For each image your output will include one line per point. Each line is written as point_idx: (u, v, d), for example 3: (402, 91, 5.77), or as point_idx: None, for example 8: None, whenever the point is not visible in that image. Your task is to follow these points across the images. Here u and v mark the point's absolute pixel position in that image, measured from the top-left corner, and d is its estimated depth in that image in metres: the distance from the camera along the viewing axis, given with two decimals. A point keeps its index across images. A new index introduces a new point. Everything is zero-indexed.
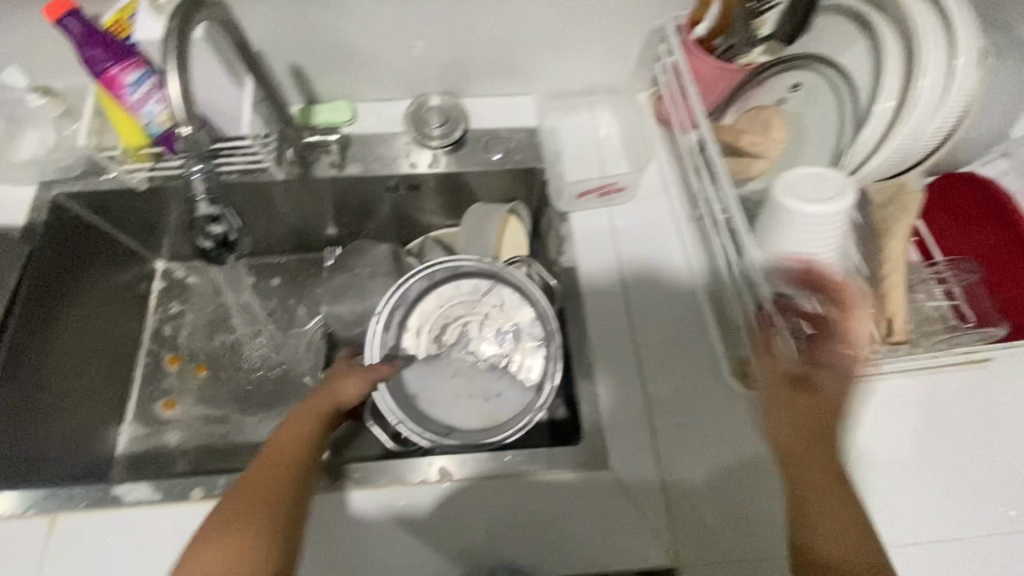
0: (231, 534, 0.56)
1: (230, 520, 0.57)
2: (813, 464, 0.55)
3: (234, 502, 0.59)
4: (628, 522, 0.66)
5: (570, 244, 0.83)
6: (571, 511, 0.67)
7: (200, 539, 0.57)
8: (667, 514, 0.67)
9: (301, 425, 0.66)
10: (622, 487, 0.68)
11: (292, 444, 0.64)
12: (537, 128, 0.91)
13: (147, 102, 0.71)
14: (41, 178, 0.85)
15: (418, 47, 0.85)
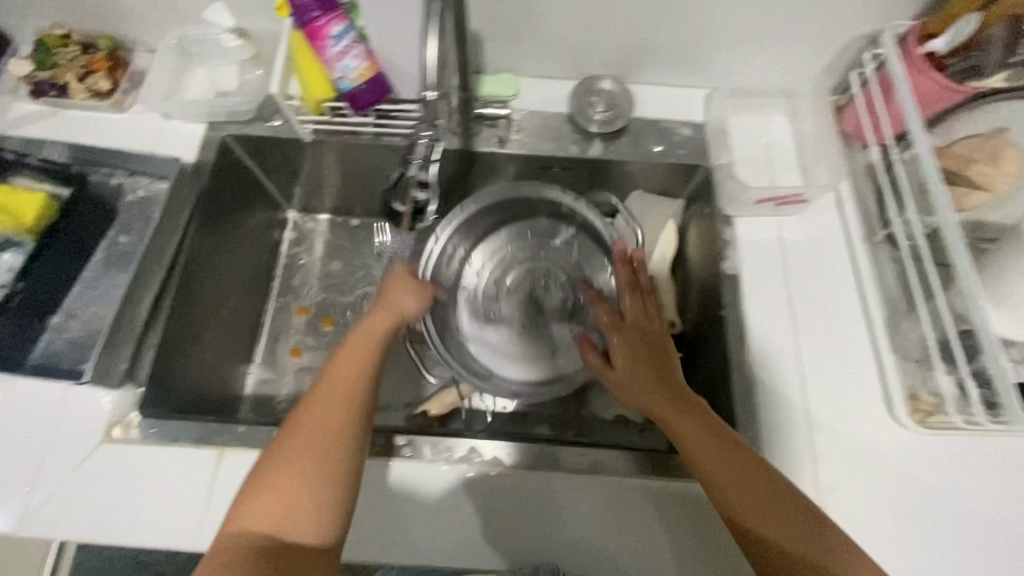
0: (299, 469, 0.55)
1: (297, 453, 0.55)
2: (684, 417, 0.61)
3: (297, 440, 0.56)
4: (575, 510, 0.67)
5: (734, 250, 0.80)
6: (570, 502, 0.67)
7: (274, 468, 0.55)
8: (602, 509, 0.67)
9: (353, 347, 0.64)
10: (573, 485, 0.68)
11: (350, 377, 0.61)
12: (703, 126, 0.87)
13: (346, 56, 0.70)
14: (210, 118, 0.85)
15: (601, 29, 0.81)
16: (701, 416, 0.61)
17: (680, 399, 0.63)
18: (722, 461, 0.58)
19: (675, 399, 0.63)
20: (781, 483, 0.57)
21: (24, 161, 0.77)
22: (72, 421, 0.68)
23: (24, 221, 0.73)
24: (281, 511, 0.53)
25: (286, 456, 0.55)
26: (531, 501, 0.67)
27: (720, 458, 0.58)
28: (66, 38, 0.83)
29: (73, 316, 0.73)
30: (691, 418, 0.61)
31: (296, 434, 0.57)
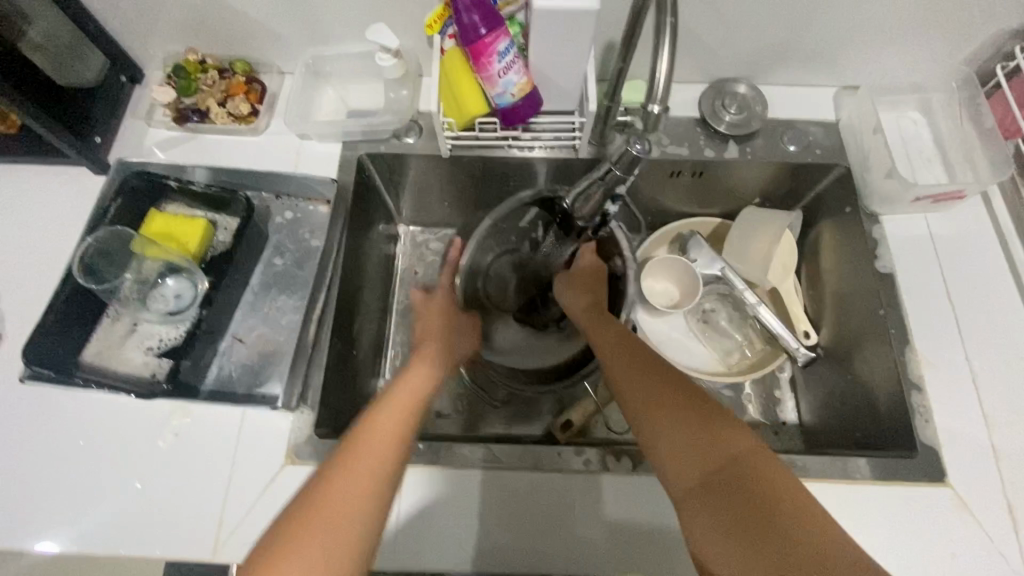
0: (325, 530, 0.49)
1: (335, 506, 0.50)
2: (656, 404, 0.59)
3: (331, 484, 0.52)
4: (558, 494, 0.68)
5: (886, 248, 0.80)
6: (562, 491, 0.68)
7: (303, 515, 0.50)
8: (578, 494, 0.68)
9: (409, 396, 0.63)
10: (576, 479, 0.68)
11: (393, 434, 0.57)
12: (837, 124, 0.87)
13: (509, 72, 0.70)
14: (343, 136, 0.84)
15: (742, 32, 0.80)
16: (673, 399, 0.59)
17: (646, 383, 0.62)
18: (673, 442, 0.56)
19: (651, 387, 0.61)
20: (781, 498, 0.49)
21: (181, 187, 0.75)
22: (255, 445, 0.68)
23: (188, 248, 0.73)
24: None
25: (316, 507, 0.50)
26: (536, 491, 0.68)
27: (680, 439, 0.56)
28: (202, 63, 0.84)
29: (241, 340, 0.74)
30: (650, 397, 0.60)
31: (337, 483, 0.52)
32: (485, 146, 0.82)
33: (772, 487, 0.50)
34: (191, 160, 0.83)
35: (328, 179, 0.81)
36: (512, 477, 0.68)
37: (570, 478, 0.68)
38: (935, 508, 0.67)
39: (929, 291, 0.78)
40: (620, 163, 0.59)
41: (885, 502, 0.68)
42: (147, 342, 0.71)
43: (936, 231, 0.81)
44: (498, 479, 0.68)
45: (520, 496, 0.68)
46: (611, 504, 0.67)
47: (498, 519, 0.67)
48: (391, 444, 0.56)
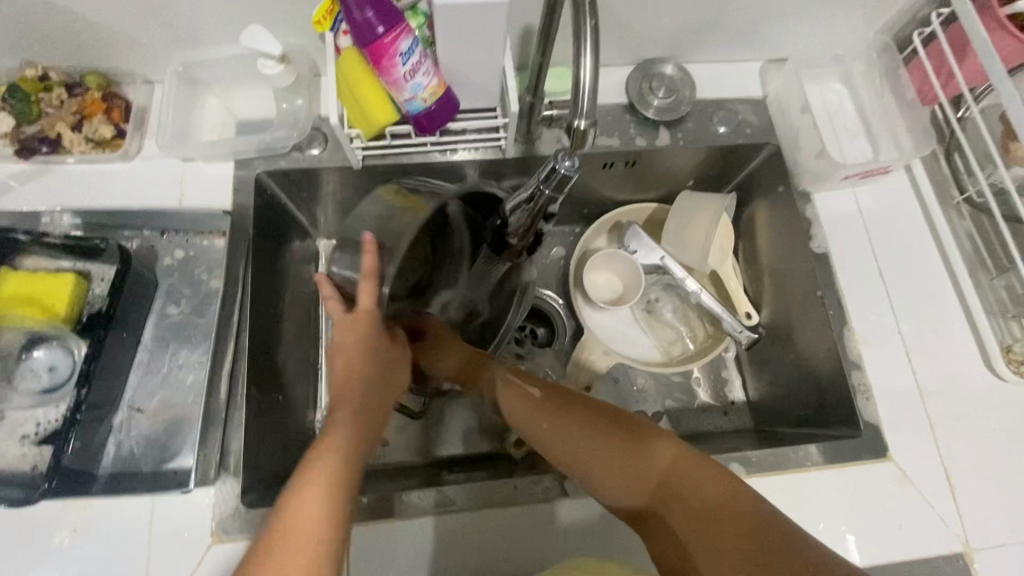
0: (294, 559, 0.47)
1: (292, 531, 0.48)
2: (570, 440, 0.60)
3: (292, 502, 0.50)
4: (507, 527, 0.64)
5: (819, 227, 0.80)
6: (515, 525, 0.65)
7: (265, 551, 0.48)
8: (528, 526, 0.65)
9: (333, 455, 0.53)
10: (527, 511, 0.65)
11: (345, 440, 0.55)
12: (765, 101, 0.85)
13: (416, 74, 0.62)
14: (235, 155, 0.73)
15: (666, 11, 0.75)
16: (576, 433, 0.60)
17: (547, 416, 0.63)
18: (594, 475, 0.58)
19: (559, 419, 0.62)
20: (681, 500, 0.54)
21: (34, 239, 0.63)
22: (172, 530, 0.59)
23: (56, 312, 0.61)
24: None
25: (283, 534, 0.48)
26: (487, 529, 0.64)
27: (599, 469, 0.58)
28: (43, 81, 0.70)
29: (140, 410, 0.64)
30: (569, 437, 0.60)
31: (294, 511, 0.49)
32: (400, 153, 0.74)
33: (705, 487, 0.54)
34: (50, 199, 0.69)
35: (220, 209, 0.71)
36: (460, 520, 0.64)
37: (524, 508, 0.65)
38: (880, 484, 0.69)
39: (861, 266, 0.79)
40: (549, 181, 0.53)
41: (835, 483, 0.69)
42: (21, 429, 0.60)
43: (862, 205, 0.82)
44: (445, 523, 0.64)
45: (471, 536, 0.64)
46: (565, 533, 0.65)
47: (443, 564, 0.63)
48: (342, 451, 0.54)
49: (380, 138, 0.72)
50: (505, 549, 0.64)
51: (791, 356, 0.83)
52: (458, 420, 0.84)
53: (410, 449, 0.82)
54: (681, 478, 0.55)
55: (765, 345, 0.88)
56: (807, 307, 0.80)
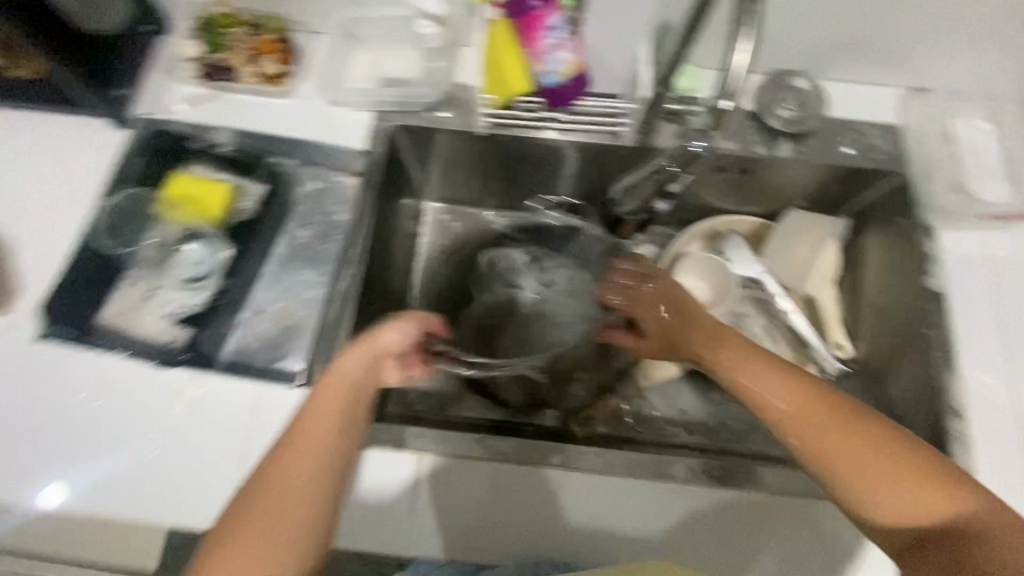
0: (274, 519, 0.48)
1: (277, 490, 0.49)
2: (893, 487, 0.50)
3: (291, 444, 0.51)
4: (559, 486, 0.67)
5: (940, 265, 0.76)
6: (568, 487, 0.66)
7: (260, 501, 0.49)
8: (580, 490, 0.67)
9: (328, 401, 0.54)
10: (581, 476, 0.67)
11: (336, 405, 0.54)
12: (899, 129, 0.82)
13: (558, 49, 0.68)
14: (376, 105, 0.80)
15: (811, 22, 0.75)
16: (876, 457, 0.50)
17: (842, 437, 0.52)
18: (887, 507, 0.50)
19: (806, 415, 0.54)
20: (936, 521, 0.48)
21: (204, 149, 0.74)
22: (271, 421, 0.66)
23: (211, 212, 0.72)
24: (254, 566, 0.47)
25: (273, 490, 0.49)
26: (540, 484, 0.67)
27: (892, 497, 0.50)
28: (232, 18, 0.80)
29: (262, 310, 0.71)
30: (869, 465, 0.50)
31: (280, 466, 0.50)
32: (524, 125, 0.78)
33: (1001, 548, 0.46)
34: (216, 119, 0.79)
35: (357, 149, 0.78)
36: (517, 470, 0.67)
37: (580, 472, 0.67)
38: None
39: (979, 311, 0.74)
40: (677, 157, 0.58)
41: None
42: (166, 308, 0.69)
43: (989, 250, 0.77)
44: (504, 470, 0.67)
45: (526, 487, 0.66)
46: (615, 504, 0.66)
47: (497, 506, 0.66)
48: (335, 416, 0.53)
49: (509, 109, 0.78)
50: (554, 507, 0.66)
51: (883, 394, 0.80)
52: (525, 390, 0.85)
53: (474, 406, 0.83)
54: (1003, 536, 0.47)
55: (854, 380, 0.84)
56: (911, 346, 0.76)
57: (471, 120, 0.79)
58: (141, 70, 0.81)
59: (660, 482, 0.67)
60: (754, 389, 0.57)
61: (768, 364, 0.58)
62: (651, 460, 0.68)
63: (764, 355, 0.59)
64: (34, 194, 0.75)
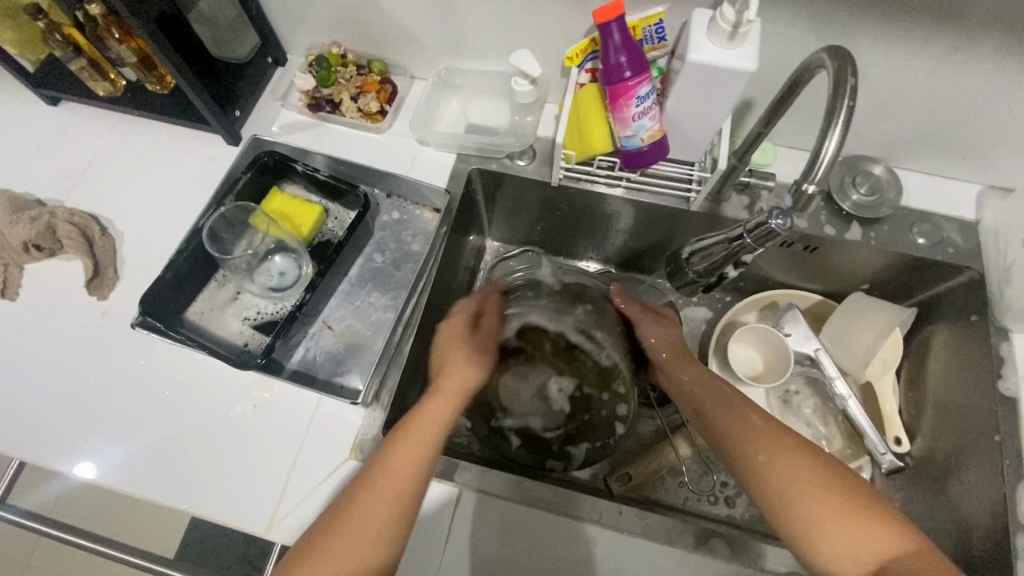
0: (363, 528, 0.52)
1: (366, 512, 0.53)
2: (832, 516, 0.54)
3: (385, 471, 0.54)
4: (593, 542, 0.66)
5: (1012, 369, 0.74)
6: (602, 543, 0.66)
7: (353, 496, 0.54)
8: (613, 548, 0.66)
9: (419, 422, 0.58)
10: (616, 535, 0.66)
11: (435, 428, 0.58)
12: (977, 225, 0.81)
13: (643, 117, 0.70)
14: (460, 149, 0.85)
15: (892, 114, 0.76)
16: (835, 498, 0.55)
17: (805, 483, 0.57)
18: (843, 545, 0.53)
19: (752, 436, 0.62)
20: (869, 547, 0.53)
21: (305, 172, 0.79)
22: (325, 433, 0.69)
23: (301, 231, 0.76)
24: (342, 562, 0.51)
25: (369, 494, 0.54)
26: (574, 536, 0.66)
27: (847, 540, 0.53)
28: (343, 58, 0.88)
29: (330, 327, 0.76)
30: (825, 496, 0.56)
31: (373, 486, 0.54)
32: (598, 180, 0.82)
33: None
34: (315, 147, 0.86)
35: (440, 187, 0.82)
36: (553, 519, 0.67)
37: (617, 531, 0.66)
38: None
39: None
40: (754, 232, 0.56)
41: None
42: (245, 312, 0.74)
43: None
44: (540, 517, 0.67)
45: (560, 537, 0.66)
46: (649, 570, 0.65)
47: (530, 552, 0.66)
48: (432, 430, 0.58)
49: (585, 165, 0.81)
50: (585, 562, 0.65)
51: (941, 496, 0.76)
52: None
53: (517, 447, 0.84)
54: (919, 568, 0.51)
55: (909, 477, 0.81)
56: (976, 450, 0.73)
57: (548, 170, 0.84)
58: (256, 96, 0.90)
59: (698, 556, 0.65)
60: (726, 423, 0.64)
61: (732, 406, 0.66)
62: (691, 529, 0.66)
63: (753, 404, 0.65)
64: (152, 196, 0.84)
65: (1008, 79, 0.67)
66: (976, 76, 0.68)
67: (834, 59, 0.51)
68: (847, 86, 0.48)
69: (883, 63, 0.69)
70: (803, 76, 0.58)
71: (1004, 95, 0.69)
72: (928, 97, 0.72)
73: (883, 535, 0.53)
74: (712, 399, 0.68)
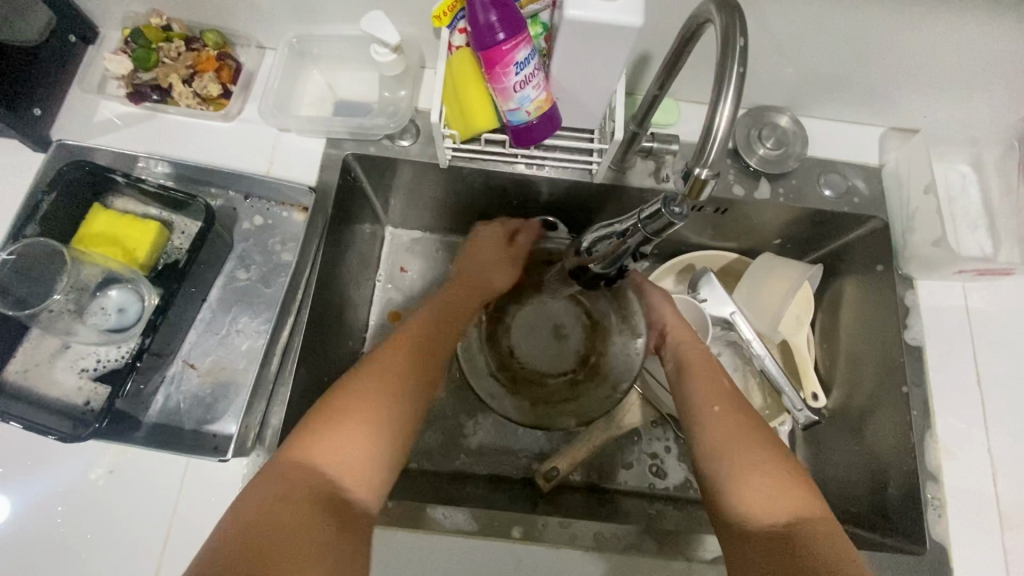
0: (342, 433, 0.54)
1: (352, 407, 0.56)
2: (755, 483, 0.57)
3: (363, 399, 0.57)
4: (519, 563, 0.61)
5: (917, 318, 0.74)
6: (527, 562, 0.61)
7: (320, 426, 0.54)
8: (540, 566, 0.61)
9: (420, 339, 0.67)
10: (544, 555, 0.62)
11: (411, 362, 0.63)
12: (880, 170, 0.78)
13: (526, 86, 0.60)
14: (328, 133, 0.73)
15: (792, 59, 0.70)
16: (773, 458, 0.59)
17: (747, 442, 0.61)
18: (759, 495, 0.56)
19: (712, 407, 0.65)
20: (796, 528, 0.53)
21: (130, 182, 0.65)
22: (200, 494, 0.59)
23: (136, 257, 0.63)
24: (292, 491, 0.49)
25: (338, 416, 0.55)
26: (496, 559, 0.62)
27: (762, 502, 0.55)
28: (166, 31, 0.72)
29: (193, 366, 0.65)
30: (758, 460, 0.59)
31: (357, 400, 0.57)
32: (488, 157, 0.72)
33: (834, 548, 0.50)
34: (148, 146, 0.71)
35: (307, 185, 0.70)
36: (471, 546, 0.62)
37: (543, 545, 0.62)
38: None
39: (953, 367, 0.72)
40: (650, 222, 0.48)
41: None
42: (81, 362, 0.61)
43: (964, 303, 0.75)
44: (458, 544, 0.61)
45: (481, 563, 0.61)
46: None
47: None
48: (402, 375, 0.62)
49: (471, 143, 0.71)
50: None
51: (856, 447, 0.77)
52: (490, 438, 0.82)
53: (434, 455, 0.80)
54: (829, 542, 0.51)
55: (827, 430, 0.82)
56: (885, 400, 0.74)
57: (433, 151, 0.73)
58: (60, 86, 0.72)
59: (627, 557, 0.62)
60: (690, 378, 0.69)
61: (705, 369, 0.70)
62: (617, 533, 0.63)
63: (714, 369, 0.70)
64: None
65: (905, 13, 0.62)
66: (872, 13, 0.62)
67: (720, 10, 0.43)
68: (736, 48, 0.41)
69: (780, 3, 0.62)
70: (693, 33, 0.50)
71: (899, 31, 0.65)
72: (828, 38, 0.67)
73: (797, 494, 0.56)
74: (695, 363, 0.70)
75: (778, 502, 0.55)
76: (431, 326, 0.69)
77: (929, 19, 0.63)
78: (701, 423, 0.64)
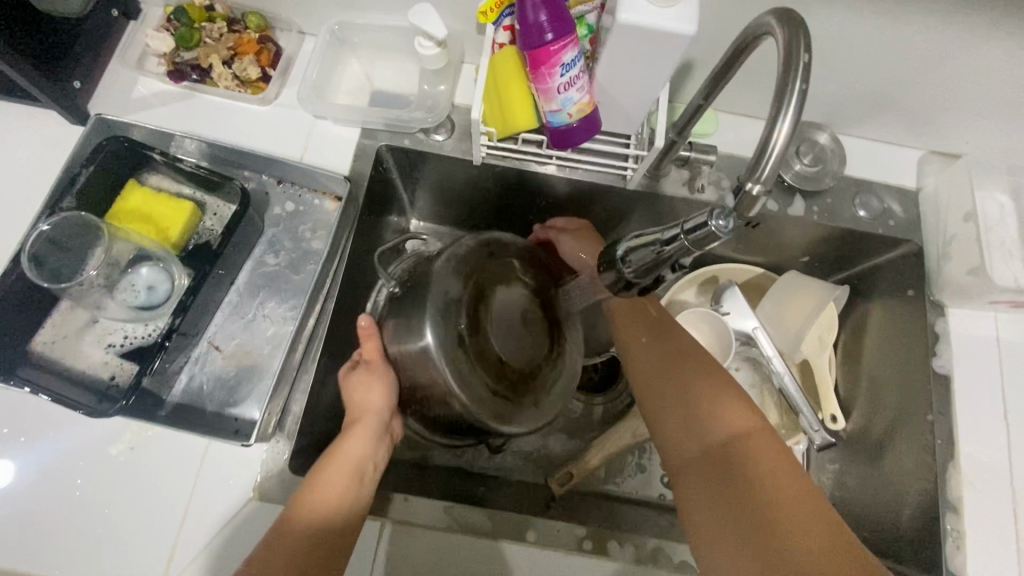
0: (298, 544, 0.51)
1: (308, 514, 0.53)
2: (688, 408, 0.58)
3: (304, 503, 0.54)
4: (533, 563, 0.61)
5: (946, 347, 0.73)
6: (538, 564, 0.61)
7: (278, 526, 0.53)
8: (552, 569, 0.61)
9: (355, 445, 0.59)
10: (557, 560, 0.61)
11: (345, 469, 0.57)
12: (917, 194, 0.77)
13: (570, 88, 0.60)
14: (363, 123, 0.72)
15: (838, 75, 0.69)
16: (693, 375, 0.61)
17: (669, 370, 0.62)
18: (693, 422, 0.57)
19: (638, 347, 0.66)
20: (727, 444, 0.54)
21: (167, 161, 0.65)
22: (219, 477, 0.59)
23: (169, 236, 0.63)
24: None
25: (291, 522, 0.53)
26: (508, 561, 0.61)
27: (691, 428, 0.57)
28: (209, 11, 0.71)
29: (218, 348, 0.65)
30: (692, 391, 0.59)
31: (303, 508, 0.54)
32: (523, 157, 0.72)
33: (765, 458, 0.52)
34: (182, 124, 0.71)
35: (340, 175, 0.70)
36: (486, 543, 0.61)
37: (556, 548, 0.62)
38: None
39: (980, 399, 0.71)
40: (691, 234, 0.48)
41: None
42: (109, 337, 0.62)
43: (994, 333, 0.74)
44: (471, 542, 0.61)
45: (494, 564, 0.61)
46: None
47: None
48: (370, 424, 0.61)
49: (508, 142, 0.70)
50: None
51: (874, 473, 0.76)
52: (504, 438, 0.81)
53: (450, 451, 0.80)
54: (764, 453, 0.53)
55: (844, 452, 0.81)
56: (909, 427, 0.73)
57: (468, 147, 0.73)
58: (100, 59, 0.72)
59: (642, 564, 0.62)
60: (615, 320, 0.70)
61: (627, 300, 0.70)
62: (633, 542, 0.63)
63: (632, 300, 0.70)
64: None
65: (960, 34, 0.61)
66: (926, 34, 0.61)
67: (784, 25, 0.42)
68: (800, 64, 0.40)
69: (832, 19, 0.61)
70: (748, 44, 0.49)
71: (951, 54, 0.64)
72: (877, 58, 0.66)
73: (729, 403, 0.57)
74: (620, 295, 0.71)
75: (710, 420, 0.57)
76: (357, 434, 0.60)
77: (984, 44, 0.62)
78: (634, 366, 0.66)
